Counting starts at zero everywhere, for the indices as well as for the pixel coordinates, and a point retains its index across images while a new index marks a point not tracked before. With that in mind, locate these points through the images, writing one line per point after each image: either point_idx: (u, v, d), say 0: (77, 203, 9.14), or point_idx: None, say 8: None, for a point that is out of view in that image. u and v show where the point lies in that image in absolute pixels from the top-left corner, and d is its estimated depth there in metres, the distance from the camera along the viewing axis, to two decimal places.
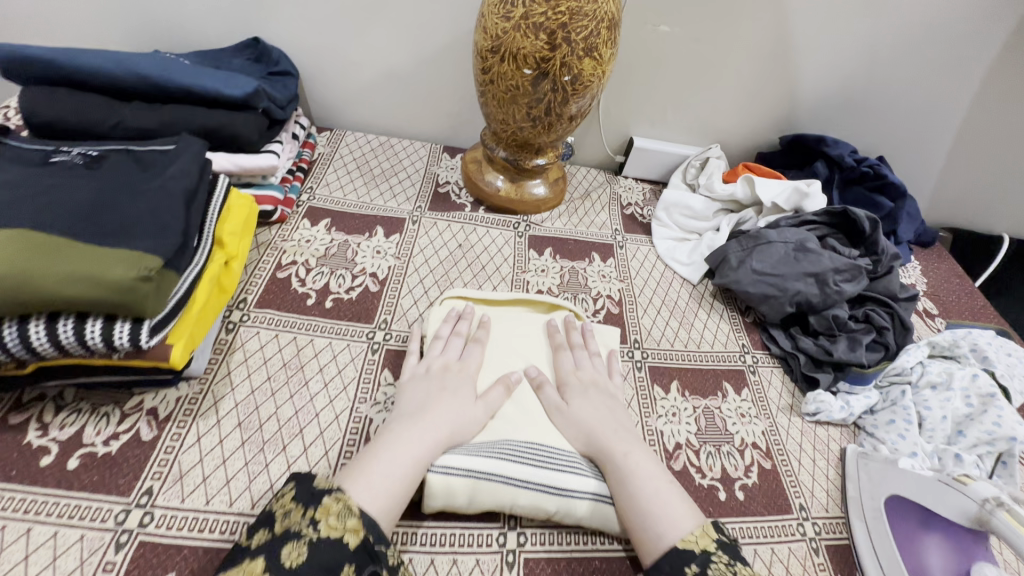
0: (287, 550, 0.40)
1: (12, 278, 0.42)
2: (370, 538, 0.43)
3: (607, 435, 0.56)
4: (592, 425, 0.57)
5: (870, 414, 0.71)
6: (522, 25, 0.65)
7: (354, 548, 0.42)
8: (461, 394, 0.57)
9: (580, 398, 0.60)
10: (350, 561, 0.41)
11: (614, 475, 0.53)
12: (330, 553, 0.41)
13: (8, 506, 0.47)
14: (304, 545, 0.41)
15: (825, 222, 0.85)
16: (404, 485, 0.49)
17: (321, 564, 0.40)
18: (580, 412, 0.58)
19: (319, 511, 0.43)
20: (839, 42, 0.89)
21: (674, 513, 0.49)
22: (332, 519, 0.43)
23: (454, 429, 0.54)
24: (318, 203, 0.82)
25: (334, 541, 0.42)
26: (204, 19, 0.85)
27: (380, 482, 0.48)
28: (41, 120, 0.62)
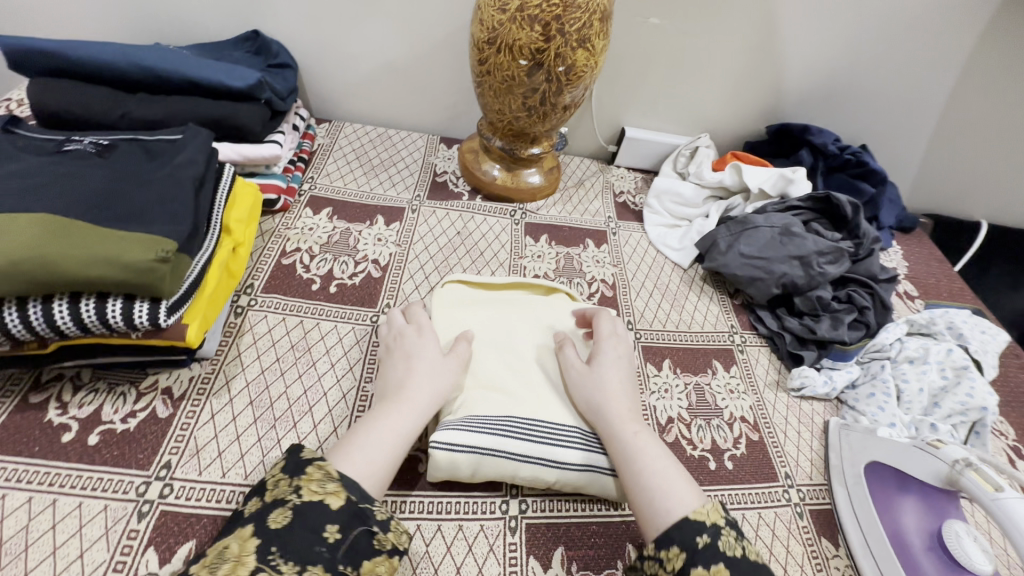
0: (274, 514, 0.43)
1: (35, 260, 0.44)
2: (353, 498, 0.46)
3: (619, 411, 0.57)
4: (606, 396, 0.58)
5: (852, 388, 0.75)
6: (518, 17, 0.68)
7: (337, 509, 0.44)
8: (429, 354, 0.59)
9: (605, 365, 0.61)
10: (334, 520, 0.43)
11: (621, 451, 0.54)
12: (313, 517, 0.43)
13: (34, 479, 0.49)
14: (288, 509, 0.43)
15: (810, 208, 0.88)
16: (395, 458, 0.51)
17: (305, 524, 0.42)
18: (596, 386, 0.59)
19: (302, 479, 0.46)
20: (823, 33, 0.92)
21: (680, 493, 0.50)
22: (313, 485, 0.45)
23: (436, 390, 0.56)
24: (319, 193, 0.84)
25: (316, 504, 0.44)
26: (204, 12, 0.86)
27: (370, 452, 0.50)
28: (49, 111, 0.64)
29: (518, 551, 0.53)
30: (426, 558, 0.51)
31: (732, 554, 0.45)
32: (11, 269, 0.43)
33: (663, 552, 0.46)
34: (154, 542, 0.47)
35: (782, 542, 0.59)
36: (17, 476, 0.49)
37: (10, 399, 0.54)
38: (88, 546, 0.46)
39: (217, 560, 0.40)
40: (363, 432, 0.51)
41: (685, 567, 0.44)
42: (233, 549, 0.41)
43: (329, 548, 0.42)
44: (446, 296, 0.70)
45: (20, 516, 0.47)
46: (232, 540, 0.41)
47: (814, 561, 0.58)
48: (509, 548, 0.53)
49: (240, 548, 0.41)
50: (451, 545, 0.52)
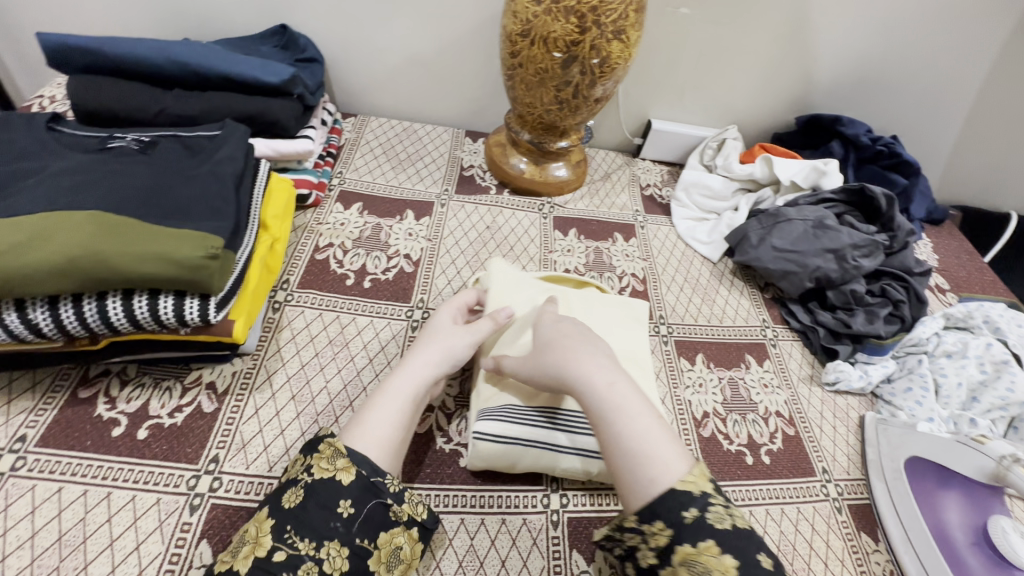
0: (287, 494, 0.44)
1: (91, 258, 0.44)
2: (364, 472, 0.45)
3: (583, 365, 0.52)
4: (568, 352, 0.54)
5: (887, 382, 0.74)
6: (553, 9, 0.67)
7: (349, 484, 0.44)
8: (435, 333, 0.57)
9: (547, 326, 0.58)
10: (346, 496, 0.44)
11: (595, 410, 0.50)
12: (325, 494, 0.44)
13: (88, 473, 0.50)
14: (300, 488, 0.44)
15: (842, 200, 0.87)
16: (401, 427, 0.49)
17: (317, 502, 0.43)
18: (551, 347, 0.54)
19: (313, 457, 0.46)
20: (856, 21, 0.91)
21: (663, 451, 0.47)
22: (323, 462, 0.45)
23: (444, 356, 0.55)
24: (349, 188, 0.85)
25: (327, 481, 0.44)
26: (232, 7, 0.86)
27: (374, 428, 0.48)
28: (89, 107, 0.64)
29: (561, 545, 0.53)
30: (471, 552, 0.51)
31: (722, 527, 0.42)
32: (69, 267, 0.44)
33: (648, 527, 0.44)
34: (207, 535, 0.48)
35: (823, 537, 0.59)
36: (72, 470, 0.50)
37: (60, 394, 0.55)
38: (143, 539, 0.47)
39: (238, 544, 0.42)
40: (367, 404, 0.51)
41: (670, 543, 0.43)
42: (252, 532, 0.43)
43: (344, 523, 0.43)
44: (502, 274, 0.67)
45: (77, 509, 0.47)
46: (251, 524, 0.43)
47: (855, 557, 0.58)
48: (552, 542, 0.53)
49: (258, 530, 0.42)
50: (495, 539, 0.53)
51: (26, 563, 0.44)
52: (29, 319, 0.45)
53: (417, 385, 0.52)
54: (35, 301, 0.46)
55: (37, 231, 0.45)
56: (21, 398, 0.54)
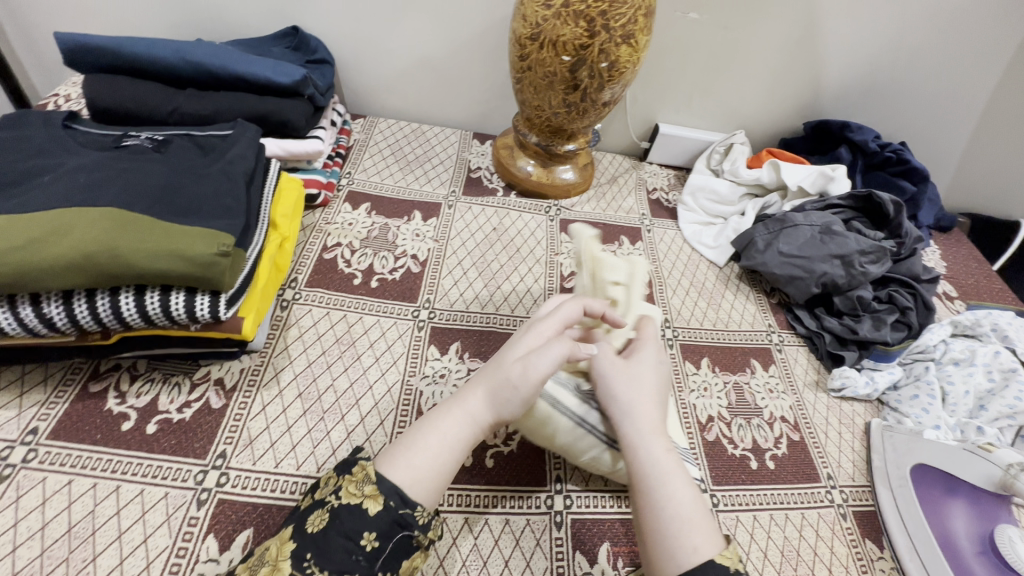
0: (312, 516, 0.42)
1: (106, 254, 0.45)
2: (392, 504, 0.42)
3: (651, 424, 0.50)
4: (638, 402, 0.51)
5: (893, 390, 0.74)
6: (563, 13, 0.67)
7: (375, 515, 0.42)
8: (503, 362, 0.50)
9: (642, 364, 0.54)
10: (371, 528, 0.41)
11: (644, 466, 0.47)
12: (348, 521, 0.41)
13: (97, 466, 0.50)
14: (327, 511, 0.42)
15: (850, 206, 0.87)
16: (444, 471, 0.45)
17: (339, 529, 0.41)
18: (627, 384, 0.52)
19: (344, 479, 0.43)
20: (867, 26, 0.90)
21: (701, 526, 0.43)
22: (352, 487, 0.43)
23: (514, 405, 0.48)
24: (357, 188, 0.85)
25: (353, 509, 0.42)
26: (245, 9, 0.87)
27: (418, 468, 0.45)
28: (104, 105, 0.65)
29: (564, 546, 0.53)
30: (474, 551, 0.51)
31: None
32: (84, 262, 0.45)
33: None
34: (213, 529, 0.48)
35: (827, 543, 0.58)
36: (81, 463, 0.50)
37: (72, 388, 0.55)
38: (151, 532, 0.47)
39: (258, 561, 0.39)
40: (414, 433, 0.47)
41: None
42: (272, 550, 0.40)
43: (366, 556, 0.40)
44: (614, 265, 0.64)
45: (86, 501, 0.48)
46: (273, 541, 0.41)
47: (859, 563, 0.58)
48: (555, 543, 0.53)
49: (278, 550, 0.40)
50: (498, 539, 0.53)
51: (36, 554, 0.44)
52: (43, 313, 0.46)
53: (470, 431, 0.48)
54: (49, 295, 0.46)
55: (52, 226, 0.45)
56: (33, 391, 0.54)
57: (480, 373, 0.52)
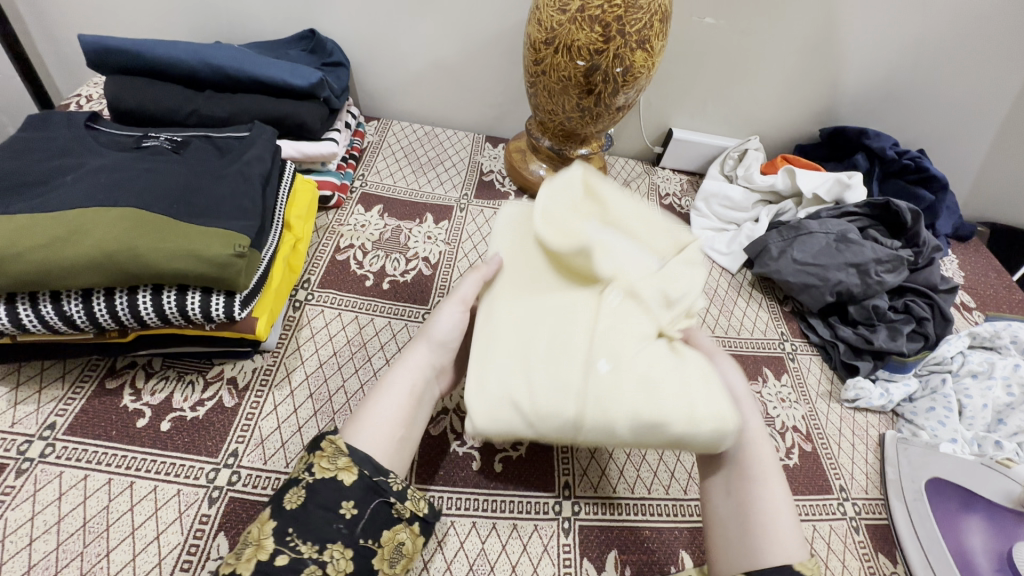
0: (289, 494, 0.41)
1: (125, 254, 0.46)
2: (366, 472, 0.42)
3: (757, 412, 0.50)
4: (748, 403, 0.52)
5: (909, 402, 0.73)
6: (578, 18, 0.67)
7: (351, 484, 0.41)
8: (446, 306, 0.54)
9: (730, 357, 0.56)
10: (349, 496, 0.41)
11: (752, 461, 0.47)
12: (326, 494, 0.41)
13: (112, 462, 0.51)
14: (302, 488, 0.41)
15: (865, 214, 0.86)
16: (400, 420, 0.47)
17: (318, 503, 0.40)
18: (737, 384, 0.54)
19: (314, 455, 0.43)
20: (886, 32, 0.89)
21: (795, 531, 0.43)
22: (324, 461, 0.42)
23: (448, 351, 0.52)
24: (370, 190, 0.86)
25: (329, 481, 0.41)
26: (264, 12, 0.88)
27: (372, 421, 0.46)
28: (125, 106, 0.66)
29: (572, 553, 0.53)
30: (482, 556, 0.51)
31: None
32: (105, 262, 0.45)
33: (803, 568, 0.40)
34: (224, 527, 0.49)
35: (839, 556, 0.58)
36: (97, 459, 0.51)
37: (88, 384, 0.56)
38: (163, 528, 0.48)
39: (241, 546, 0.39)
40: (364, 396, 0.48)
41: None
42: (253, 533, 0.39)
43: (347, 525, 0.40)
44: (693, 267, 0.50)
45: (101, 497, 0.49)
46: (252, 526, 0.40)
47: None
48: (562, 550, 0.53)
49: (260, 531, 0.39)
50: (506, 544, 0.53)
51: (52, 548, 0.45)
52: (63, 311, 0.47)
53: (418, 379, 0.50)
54: (69, 294, 0.47)
55: (73, 225, 0.46)
56: (51, 387, 0.55)
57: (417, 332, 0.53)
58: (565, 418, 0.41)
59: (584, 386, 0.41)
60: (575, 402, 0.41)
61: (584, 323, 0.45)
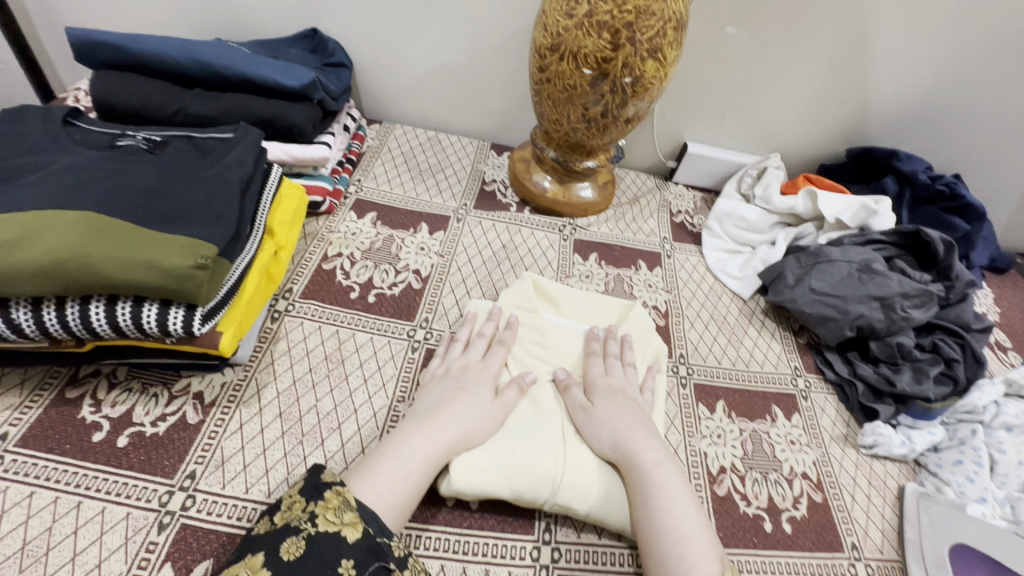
0: (286, 544, 0.41)
1: (77, 263, 0.43)
2: (371, 531, 0.43)
3: (635, 440, 0.53)
4: (617, 425, 0.54)
5: (934, 452, 0.66)
6: (585, 23, 0.63)
7: (354, 543, 0.42)
8: (479, 395, 0.55)
9: (604, 402, 0.57)
10: (349, 556, 0.41)
11: (642, 484, 0.50)
12: (326, 550, 0.41)
13: (61, 479, 0.48)
14: (302, 539, 0.41)
15: (892, 242, 0.80)
16: (414, 493, 0.47)
17: (318, 558, 0.40)
18: (597, 412, 0.56)
19: (318, 505, 0.43)
20: (921, 50, 0.83)
21: (697, 534, 0.47)
22: (329, 514, 0.43)
23: (469, 427, 0.52)
24: (365, 197, 0.82)
25: (332, 536, 0.42)
26: (266, 10, 0.86)
27: (391, 480, 0.47)
28: (111, 103, 0.64)
29: None
30: None
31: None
32: (55, 269, 0.42)
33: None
34: (172, 558, 0.45)
35: None
36: (46, 474, 0.48)
37: (48, 393, 0.54)
38: (106, 556, 0.45)
39: None
40: (383, 452, 0.49)
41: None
42: None
43: None
44: (637, 325, 0.68)
45: (45, 516, 0.46)
46: (242, 571, 0.39)
47: None
48: None
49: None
50: None
51: None
52: (12, 319, 0.44)
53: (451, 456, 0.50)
54: (20, 301, 0.44)
55: (26, 229, 0.43)
56: (8, 394, 0.53)
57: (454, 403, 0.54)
58: (545, 477, 0.51)
59: (562, 453, 0.53)
60: (555, 467, 0.51)
61: (556, 407, 0.58)
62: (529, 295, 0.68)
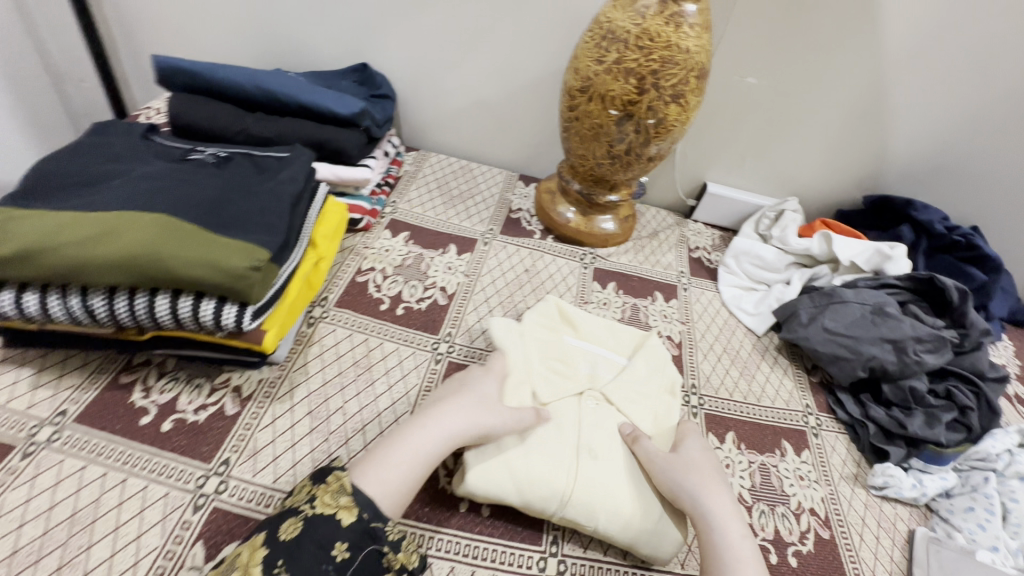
0: (285, 524, 0.45)
1: (150, 258, 0.48)
2: (365, 516, 0.46)
3: (721, 506, 0.54)
4: (703, 484, 0.55)
5: (946, 498, 0.67)
6: (614, 69, 0.69)
7: (347, 525, 0.46)
8: (483, 388, 0.59)
9: (689, 454, 0.59)
10: (343, 539, 0.45)
11: (719, 550, 0.51)
12: (322, 532, 0.44)
13: (110, 456, 0.52)
14: (299, 520, 0.45)
15: (907, 287, 0.81)
16: (410, 479, 0.50)
17: (313, 539, 0.44)
18: (690, 471, 0.56)
19: (318, 489, 0.47)
20: (937, 106, 0.87)
21: None
22: (327, 497, 0.47)
23: (474, 419, 0.55)
24: (399, 217, 0.88)
25: (328, 518, 0.46)
26: (323, 45, 0.95)
27: (388, 466, 0.50)
28: (182, 120, 0.71)
29: None
30: None
31: None
32: (130, 263, 0.48)
33: None
34: (204, 537, 0.49)
35: None
36: (97, 450, 0.53)
37: (104, 377, 0.59)
38: (145, 529, 0.48)
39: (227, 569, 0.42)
40: (384, 446, 0.52)
41: None
42: (243, 557, 0.43)
43: (336, 566, 0.43)
44: (654, 354, 0.70)
45: (94, 489, 0.50)
46: (244, 548, 0.43)
47: None
48: None
49: (249, 557, 0.43)
50: None
51: (38, 534, 0.46)
52: (88, 305, 0.49)
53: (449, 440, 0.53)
54: (96, 289, 0.50)
55: (109, 226, 0.49)
56: (70, 375, 0.58)
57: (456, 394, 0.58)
58: (554, 490, 0.53)
59: (574, 470, 0.55)
60: (566, 482, 0.54)
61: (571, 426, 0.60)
62: (553, 317, 0.71)
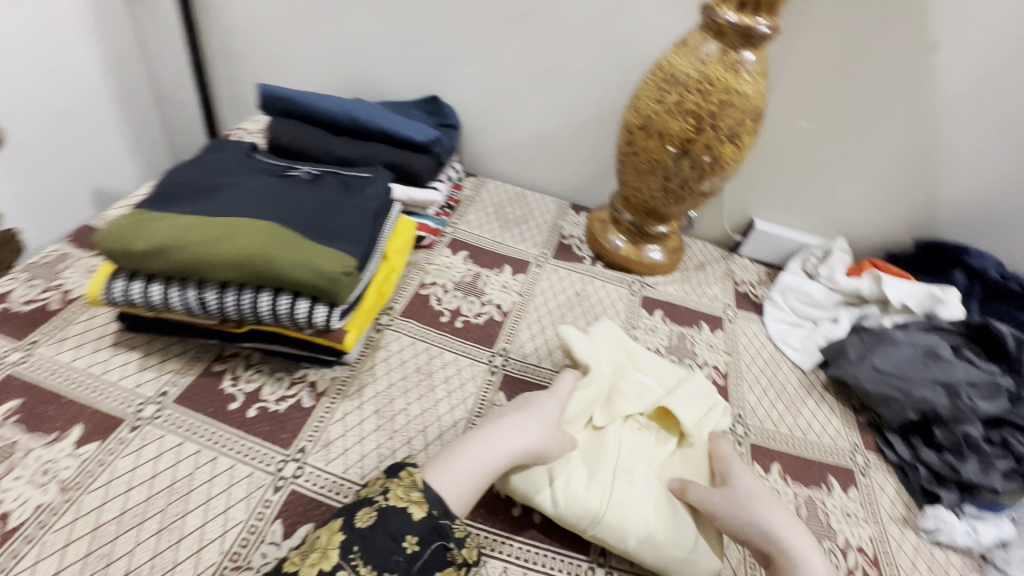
0: (360, 513, 0.49)
1: (259, 259, 0.55)
2: (434, 513, 0.49)
3: (790, 532, 0.56)
4: (771, 512, 0.57)
5: (1000, 548, 0.66)
6: (674, 109, 0.74)
7: (418, 519, 0.49)
8: (545, 410, 0.61)
9: (741, 480, 0.60)
10: (413, 532, 0.48)
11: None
12: (394, 524, 0.48)
13: (203, 435, 0.58)
14: (374, 510, 0.49)
15: (960, 332, 0.80)
16: (473, 491, 0.53)
17: (386, 529, 0.48)
18: (757, 500, 0.57)
19: (392, 482, 0.51)
20: (993, 155, 0.88)
21: None
22: (400, 491, 0.50)
23: (537, 441, 0.57)
24: (459, 237, 0.94)
25: (400, 509, 0.49)
26: (398, 78, 1.04)
27: (455, 475, 0.53)
28: (277, 141, 0.80)
29: None
30: None
31: None
32: (242, 262, 0.54)
33: None
34: (282, 515, 0.53)
35: None
36: (192, 429, 0.58)
37: (198, 364, 0.65)
38: (232, 504, 0.53)
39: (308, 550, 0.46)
40: (452, 453, 0.55)
41: None
42: (322, 540, 0.47)
43: (405, 558, 0.47)
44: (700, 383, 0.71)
45: (190, 463, 0.55)
46: (324, 531, 0.48)
47: None
48: None
49: (328, 539, 0.47)
50: None
51: (143, 499, 0.52)
52: (201, 297, 0.56)
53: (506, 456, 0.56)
54: (208, 284, 0.57)
55: (225, 230, 0.56)
56: (170, 360, 0.65)
57: (517, 413, 0.60)
58: (588, 509, 0.55)
59: (608, 491, 0.57)
60: (599, 501, 0.56)
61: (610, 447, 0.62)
62: (617, 339, 0.75)
